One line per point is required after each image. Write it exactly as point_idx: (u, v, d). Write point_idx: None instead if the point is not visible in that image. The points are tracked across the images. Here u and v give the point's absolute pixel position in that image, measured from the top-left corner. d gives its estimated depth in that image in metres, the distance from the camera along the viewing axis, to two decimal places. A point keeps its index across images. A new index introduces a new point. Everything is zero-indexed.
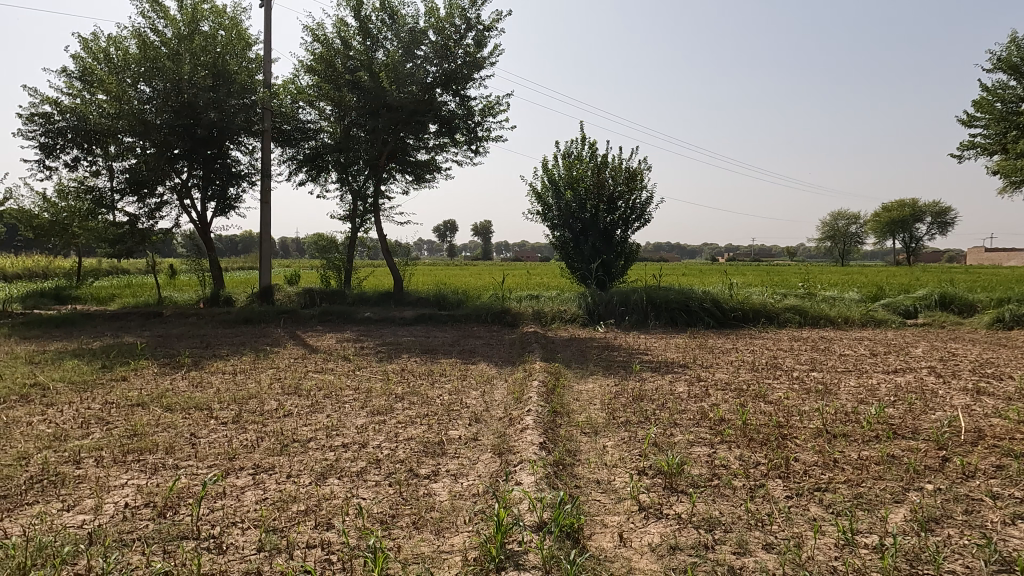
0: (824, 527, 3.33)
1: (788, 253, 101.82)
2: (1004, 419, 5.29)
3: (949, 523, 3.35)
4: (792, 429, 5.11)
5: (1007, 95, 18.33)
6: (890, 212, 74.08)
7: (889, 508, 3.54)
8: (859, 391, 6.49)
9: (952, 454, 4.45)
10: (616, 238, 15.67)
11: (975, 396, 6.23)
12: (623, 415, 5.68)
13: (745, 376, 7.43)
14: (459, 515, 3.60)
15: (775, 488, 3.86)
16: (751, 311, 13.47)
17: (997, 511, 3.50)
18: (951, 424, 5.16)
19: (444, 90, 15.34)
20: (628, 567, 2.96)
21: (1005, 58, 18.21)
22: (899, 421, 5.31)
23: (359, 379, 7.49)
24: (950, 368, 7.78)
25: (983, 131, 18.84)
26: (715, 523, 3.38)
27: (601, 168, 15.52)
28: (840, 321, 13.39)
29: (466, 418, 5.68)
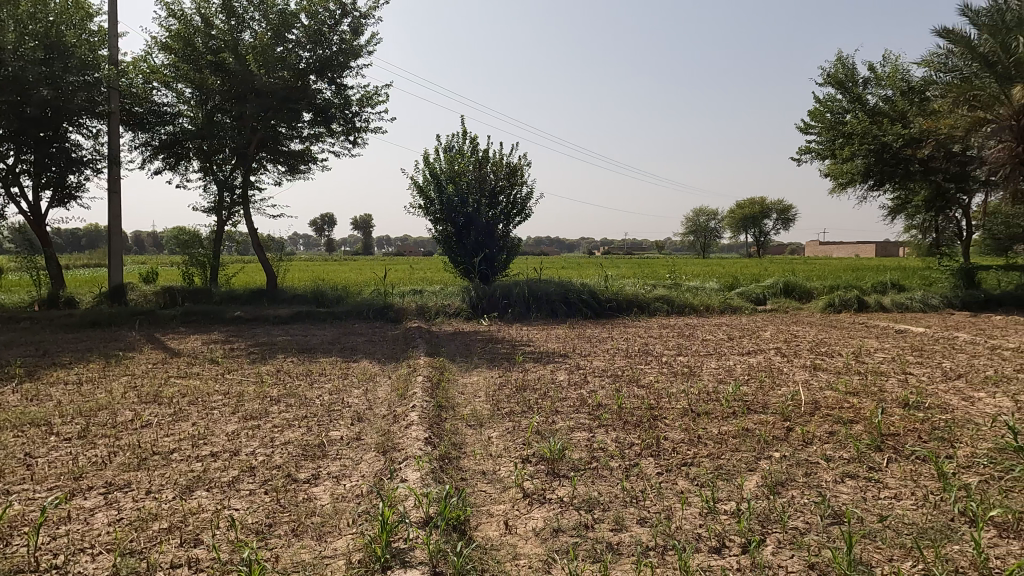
0: (690, 498, 3.61)
1: (657, 246, 108.98)
2: (834, 390, 6.08)
3: (793, 485, 3.78)
4: (661, 410, 5.50)
5: (835, 107, 20.87)
6: (744, 208, 81.81)
7: (744, 476, 3.92)
8: (718, 372, 7.14)
9: (794, 424, 5.02)
10: (498, 232, 15.89)
11: (812, 371, 7.10)
12: (507, 405, 5.81)
13: (620, 363, 7.89)
14: (342, 518, 3.48)
15: (647, 466, 4.14)
16: (625, 301, 14.30)
17: (830, 471, 4.01)
18: (794, 397, 5.82)
19: (319, 77, 14.67)
20: (514, 553, 3.03)
21: (832, 74, 20.71)
22: (751, 397, 5.91)
23: (229, 382, 7.00)
24: (792, 348, 8.77)
25: (817, 138, 21.29)
26: (594, 503, 3.56)
27: (482, 163, 15.65)
28: (702, 309, 14.60)
29: (348, 417, 5.51)
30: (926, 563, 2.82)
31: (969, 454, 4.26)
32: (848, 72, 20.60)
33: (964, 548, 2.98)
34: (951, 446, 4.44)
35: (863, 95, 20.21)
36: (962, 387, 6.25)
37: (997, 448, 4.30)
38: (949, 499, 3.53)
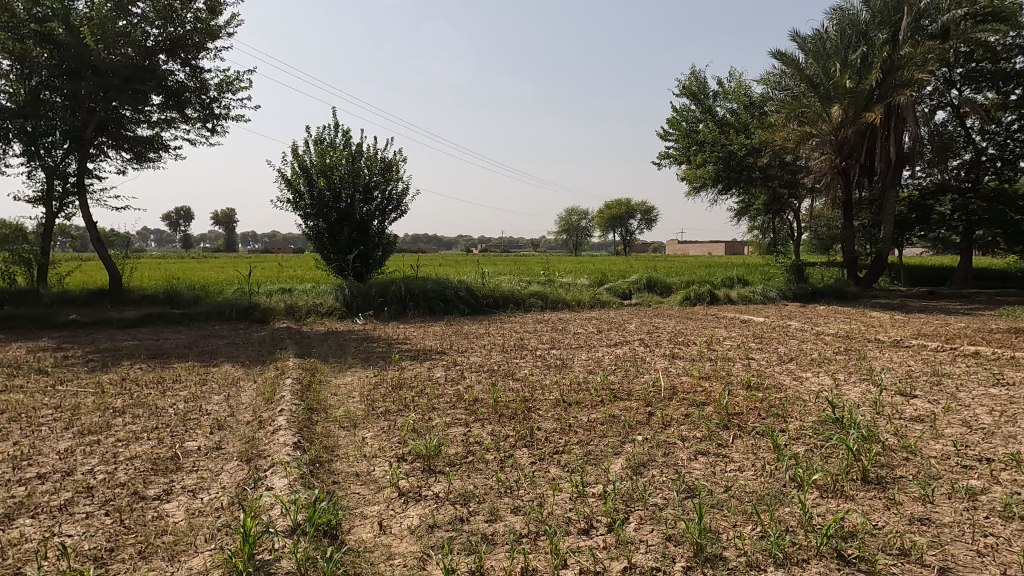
0: (561, 484, 3.77)
1: (533, 244, 112.12)
2: (689, 375, 6.65)
3: (653, 465, 4.07)
4: (535, 401, 5.68)
5: (689, 117, 22.74)
6: (612, 209, 86.45)
7: (610, 460, 4.15)
8: (589, 362, 7.51)
9: (655, 408, 5.40)
10: (373, 229, 15.49)
11: (671, 359, 7.70)
12: (382, 404, 5.69)
13: (496, 357, 8.04)
14: (200, 533, 3.22)
15: (521, 456, 4.25)
16: (501, 297, 14.57)
17: (685, 449, 4.38)
18: (655, 383, 6.28)
19: (171, 57, 13.41)
20: (388, 553, 2.98)
21: (687, 86, 22.58)
22: (618, 385, 6.29)
23: (62, 395, 6.18)
24: (654, 338, 9.45)
25: (674, 144, 23.12)
26: (469, 496, 3.59)
27: (355, 157, 15.18)
28: (574, 304, 15.27)
29: (207, 426, 5.10)
30: (763, 525, 3.16)
31: (798, 427, 4.84)
32: (700, 85, 22.56)
33: (794, 509, 3.38)
34: (784, 420, 5.02)
35: (713, 107, 22.24)
36: (793, 368, 7.10)
37: (820, 420, 4.93)
38: (781, 468, 3.99)
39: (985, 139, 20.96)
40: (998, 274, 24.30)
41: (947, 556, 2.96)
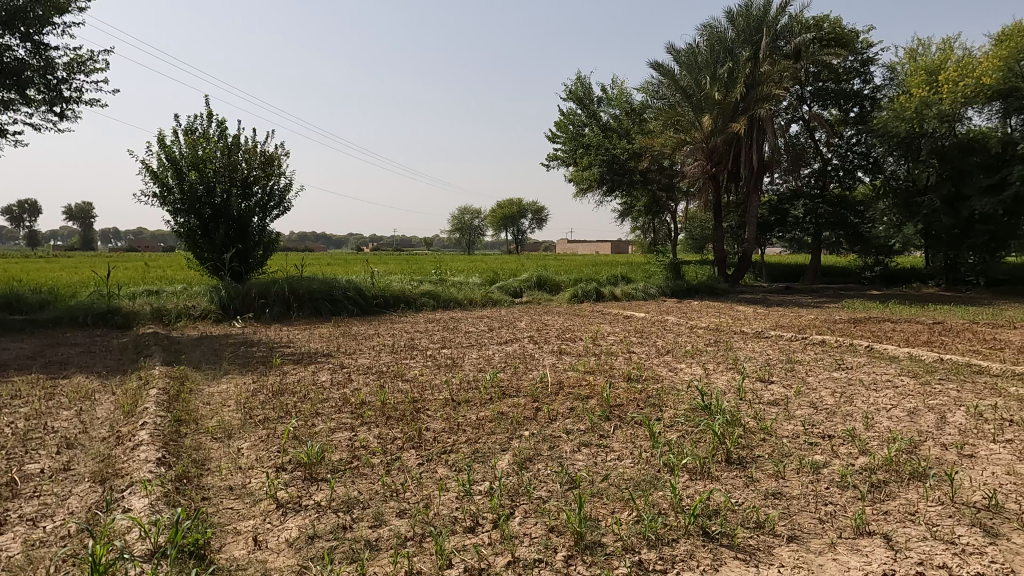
0: (448, 484, 3.76)
1: (426, 243, 111.02)
2: (575, 370, 6.90)
3: (539, 459, 4.18)
4: (424, 402, 5.62)
5: (576, 120, 23.68)
6: (504, 209, 87.45)
7: (497, 456, 4.21)
8: (479, 361, 7.56)
9: (541, 403, 5.54)
10: (252, 226, 14.60)
11: (558, 355, 7.94)
12: (261, 412, 5.38)
13: (385, 358, 7.87)
14: (41, 567, 2.87)
15: (408, 458, 4.19)
16: (392, 297, 14.30)
17: (570, 442, 4.53)
18: (543, 379, 6.45)
19: (7, 31, 11.83)
20: (263, 570, 2.82)
21: (573, 91, 23.44)
22: (507, 382, 6.38)
23: None
24: (542, 335, 9.69)
25: (562, 146, 23.96)
26: (353, 503, 3.49)
27: (232, 150, 14.19)
28: (466, 303, 15.34)
29: (53, 446, 4.55)
30: (638, 510, 3.35)
31: (673, 415, 5.18)
32: (586, 91, 23.52)
33: (666, 492, 3.62)
34: (660, 409, 5.35)
35: (597, 112, 23.32)
36: (670, 360, 7.57)
37: (691, 408, 5.31)
38: (657, 454, 4.25)
39: (831, 151, 23.56)
40: (841, 272, 27.43)
41: (795, 525, 3.30)
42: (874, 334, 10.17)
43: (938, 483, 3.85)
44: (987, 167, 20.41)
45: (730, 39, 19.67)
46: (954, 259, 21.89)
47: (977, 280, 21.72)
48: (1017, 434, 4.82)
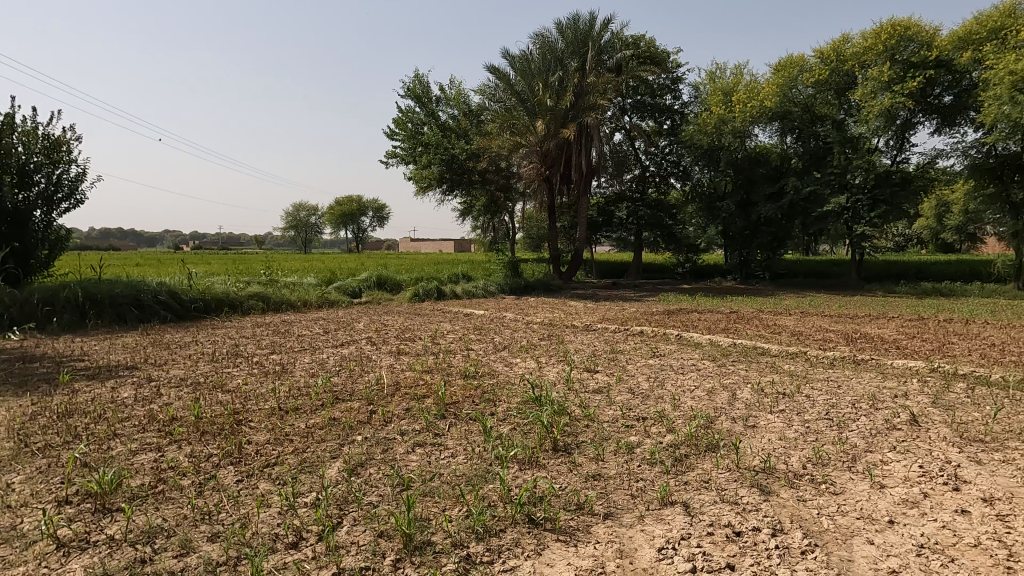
0: (269, 498, 3.52)
1: (256, 241, 103.05)
2: (413, 370, 6.85)
3: (371, 464, 4.08)
4: (247, 413, 5.21)
5: (415, 118, 23.55)
6: (342, 206, 83.60)
7: (326, 465, 4.03)
8: (311, 365, 7.20)
9: (376, 406, 5.41)
10: (33, 221, 12.48)
11: (396, 355, 7.82)
12: (41, 439, 4.60)
13: (204, 368, 7.16)
14: None
15: (225, 476, 3.86)
16: (214, 300, 13.09)
17: (404, 443, 4.49)
18: (379, 380, 6.29)
19: None
20: None
21: (412, 89, 23.30)
22: (340, 386, 6.13)
23: None
24: (381, 336, 9.47)
25: (401, 144, 23.71)
26: (156, 532, 3.13)
27: (3, 130, 12.00)
28: (299, 305, 14.55)
29: None
30: (468, 505, 3.42)
31: (506, 408, 5.36)
32: (425, 89, 23.50)
33: (496, 485, 3.74)
34: (494, 404, 5.50)
35: (436, 111, 23.43)
36: (505, 356, 7.81)
37: (523, 401, 5.53)
38: (488, 448, 4.38)
39: (649, 159, 25.76)
40: (659, 268, 30.37)
41: (610, 503, 3.60)
42: (682, 323, 11.43)
43: (727, 452, 4.43)
44: (769, 177, 24.11)
45: (560, 50, 20.71)
46: (746, 257, 25.29)
47: (763, 275, 25.20)
48: (788, 405, 5.71)
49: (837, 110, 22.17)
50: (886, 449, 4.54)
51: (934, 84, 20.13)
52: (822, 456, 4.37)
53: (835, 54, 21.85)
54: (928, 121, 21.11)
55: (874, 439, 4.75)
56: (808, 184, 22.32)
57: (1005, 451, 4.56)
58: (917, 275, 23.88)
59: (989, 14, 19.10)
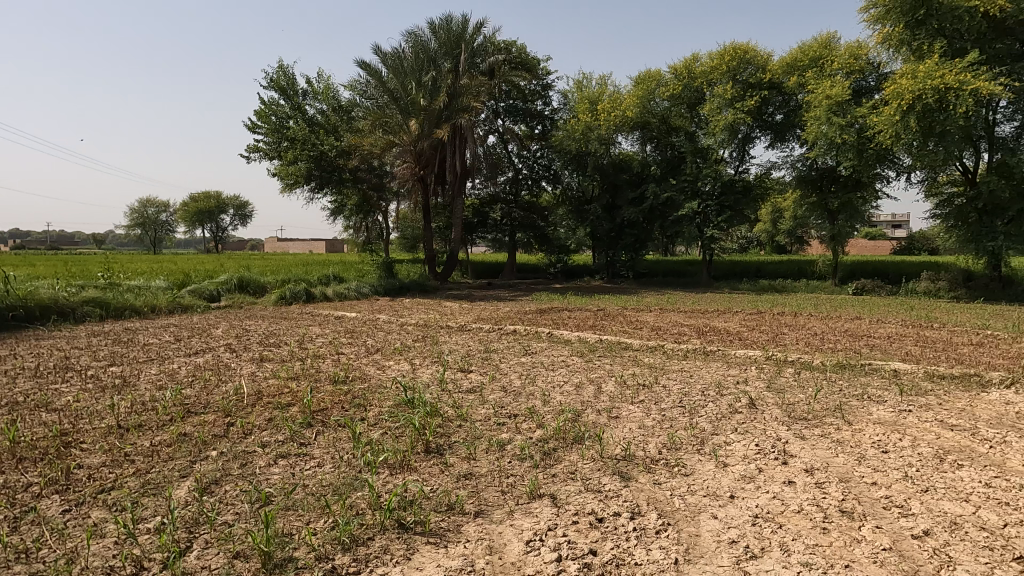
0: (104, 528, 3.15)
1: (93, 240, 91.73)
2: (276, 378, 6.44)
3: (227, 480, 3.79)
4: (78, 434, 4.61)
5: (279, 112, 22.29)
6: (198, 202, 76.28)
7: (174, 485, 3.68)
8: (158, 377, 6.53)
9: (234, 418, 5.03)
10: None
11: (258, 363, 7.32)
12: None
13: (24, 386, 6.23)
14: None
15: (49, 507, 3.39)
16: (38, 307, 11.45)
17: (265, 455, 4.23)
18: (237, 391, 5.85)
19: None
20: None
21: (276, 80, 22.04)
22: (193, 399, 5.62)
23: None
24: (241, 342, 8.82)
25: (264, 138, 22.31)
26: None
27: None
28: (146, 311, 13.16)
29: None
30: (335, 515, 3.30)
31: (377, 413, 5.22)
32: (290, 81, 22.34)
33: (364, 493, 3.64)
34: (365, 409, 5.34)
35: (303, 105, 22.36)
36: (378, 359, 7.61)
37: (395, 404, 5.43)
38: (357, 455, 4.25)
39: (521, 162, 26.30)
40: (532, 269, 31.22)
41: (481, 501, 3.64)
42: (553, 321, 11.83)
43: (592, 443, 4.66)
44: (632, 183, 25.74)
45: (433, 49, 20.94)
46: (612, 257, 26.49)
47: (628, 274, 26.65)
48: (646, 395, 6.12)
49: (689, 122, 24.14)
50: (729, 431, 5.02)
51: (768, 104, 22.71)
52: (675, 441, 4.74)
53: (686, 70, 23.77)
54: (763, 136, 23.69)
55: (718, 423, 5.24)
56: (665, 190, 23.82)
57: (823, 426, 5.24)
58: (757, 273, 26.66)
59: (811, 45, 21.75)
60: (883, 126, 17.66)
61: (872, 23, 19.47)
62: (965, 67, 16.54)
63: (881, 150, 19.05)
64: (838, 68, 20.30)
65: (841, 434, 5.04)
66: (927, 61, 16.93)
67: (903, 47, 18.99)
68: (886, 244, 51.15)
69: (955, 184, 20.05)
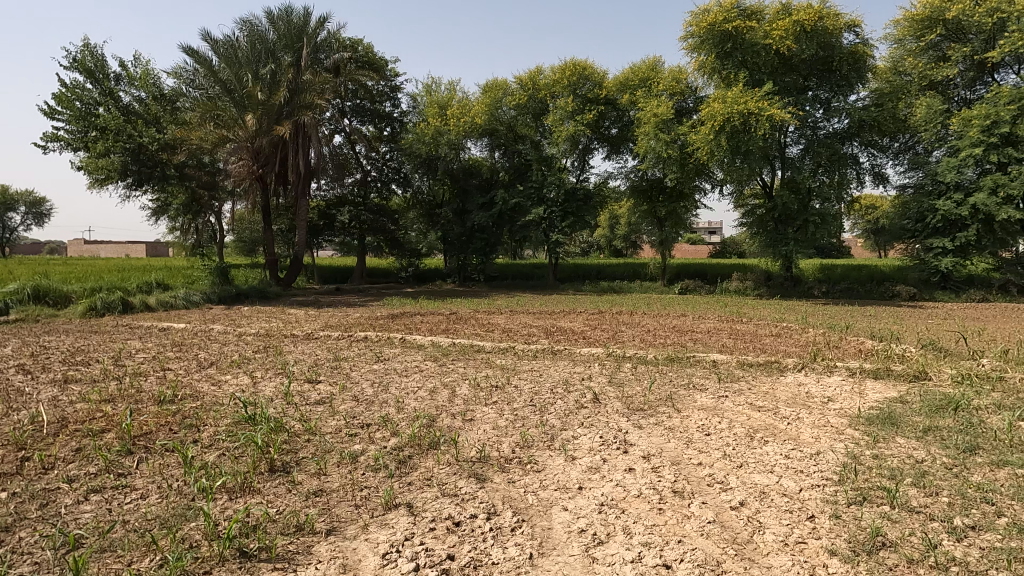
0: None
1: None
2: (86, 402, 5.60)
3: (22, 526, 3.24)
4: None
5: (85, 97, 19.50)
6: None
7: None
8: None
9: (30, 452, 4.30)
10: None
11: (62, 385, 6.32)
12: None
13: None
14: None
15: None
16: None
17: (72, 493, 3.67)
18: (33, 419, 5.00)
19: None
20: None
21: (80, 60, 19.26)
22: None
23: None
24: (39, 362, 7.54)
25: (65, 126, 19.34)
26: None
27: None
28: None
29: None
30: (163, 552, 2.98)
31: (212, 433, 4.77)
32: (99, 63, 19.66)
33: (199, 522, 3.32)
34: (197, 430, 4.85)
35: (115, 91, 19.77)
36: (212, 374, 6.94)
37: (234, 422, 5.01)
38: (189, 481, 3.85)
39: (370, 164, 25.59)
40: (383, 273, 30.57)
41: (332, 518, 3.49)
42: (406, 326, 11.67)
43: (447, 447, 4.67)
44: (481, 188, 26.24)
45: (271, 41, 19.60)
46: (462, 261, 26.60)
47: (479, 277, 27.03)
48: (499, 396, 6.27)
49: (534, 131, 25.22)
50: (576, 426, 5.31)
51: (605, 118, 24.42)
52: (527, 439, 4.91)
53: (531, 82, 24.82)
54: (601, 148, 25.47)
55: (566, 418, 5.52)
56: (513, 196, 24.79)
57: (657, 415, 5.74)
58: (598, 275, 28.53)
59: (640, 66, 23.79)
60: (701, 143, 19.88)
61: (689, 52, 21.81)
62: (763, 96, 19.11)
63: (698, 164, 21.61)
64: (663, 90, 22.44)
65: (672, 421, 5.56)
66: (734, 88, 19.30)
67: (715, 74, 21.44)
68: (704, 249, 57.45)
69: (756, 196, 23.41)
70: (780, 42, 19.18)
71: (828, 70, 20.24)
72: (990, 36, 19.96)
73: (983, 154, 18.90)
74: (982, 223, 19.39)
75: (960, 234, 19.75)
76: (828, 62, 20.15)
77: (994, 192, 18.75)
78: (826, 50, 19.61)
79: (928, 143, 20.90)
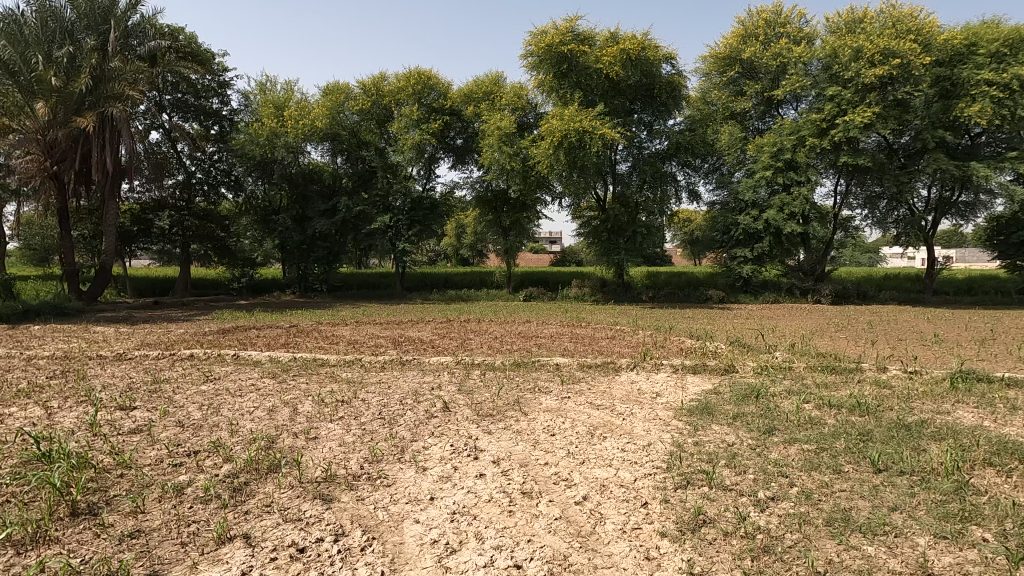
0: None
1: None
2: None
3: None
4: None
5: None
6: None
7: None
8: None
9: None
10: None
11: None
12: None
13: None
14: None
15: None
16: None
17: None
18: None
19: None
20: None
21: None
22: None
23: None
24: None
25: None
26: None
27: None
28: None
29: None
30: None
31: None
32: None
33: None
34: None
35: None
36: None
37: (21, 462, 4.26)
38: None
39: (194, 164, 23.32)
40: (210, 284, 27.93)
41: (153, 560, 3.11)
42: (239, 342, 10.76)
43: (288, 470, 4.38)
44: (323, 194, 25.09)
45: (69, 20, 17.14)
46: (303, 270, 25.14)
47: (321, 288, 25.65)
48: (346, 411, 6.01)
49: (378, 138, 24.73)
50: (426, 436, 5.27)
51: (450, 128, 24.62)
52: (376, 453, 4.77)
53: (374, 88, 24.35)
54: (446, 157, 25.59)
55: (416, 429, 5.45)
56: (357, 204, 23.81)
57: (505, 420, 5.91)
58: (445, 284, 28.64)
59: (483, 81, 24.42)
60: (541, 157, 20.85)
61: (529, 70, 22.83)
62: (596, 116, 20.56)
63: (540, 177, 22.61)
64: (505, 104, 23.22)
65: (520, 425, 5.74)
66: (570, 107, 20.51)
67: (553, 93, 22.63)
68: (547, 258, 60.34)
69: (591, 209, 25.03)
70: (609, 67, 20.82)
71: (650, 96, 22.27)
72: (775, 76, 23.42)
73: (773, 176, 22.05)
74: (773, 236, 22.59)
75: (757, 245, 22.82)
76: (650, 89, 22.14)
77: (782, 209, 21.96)
78: (649, 78, 21.60)
79: (731, 165, 23.96)
